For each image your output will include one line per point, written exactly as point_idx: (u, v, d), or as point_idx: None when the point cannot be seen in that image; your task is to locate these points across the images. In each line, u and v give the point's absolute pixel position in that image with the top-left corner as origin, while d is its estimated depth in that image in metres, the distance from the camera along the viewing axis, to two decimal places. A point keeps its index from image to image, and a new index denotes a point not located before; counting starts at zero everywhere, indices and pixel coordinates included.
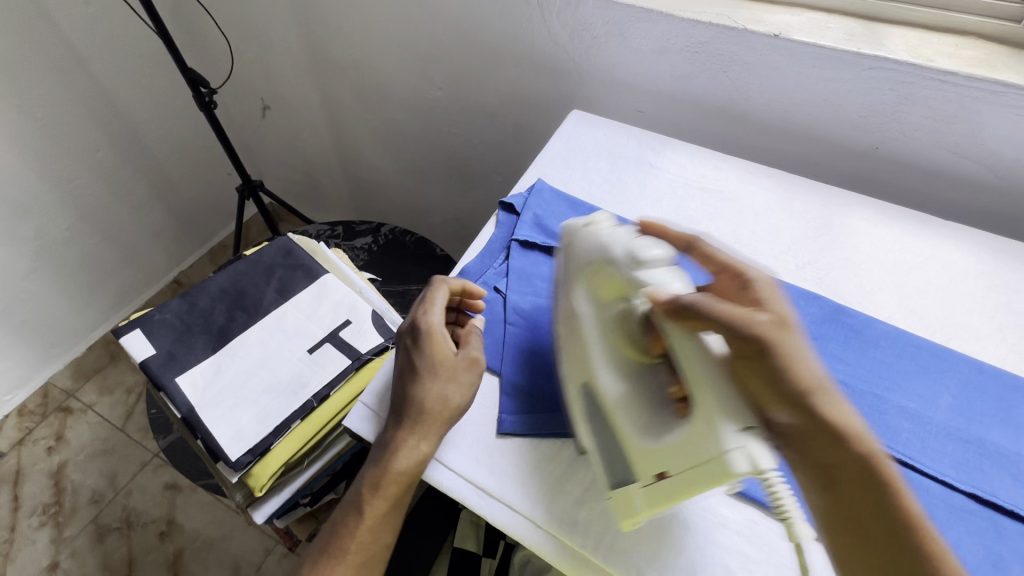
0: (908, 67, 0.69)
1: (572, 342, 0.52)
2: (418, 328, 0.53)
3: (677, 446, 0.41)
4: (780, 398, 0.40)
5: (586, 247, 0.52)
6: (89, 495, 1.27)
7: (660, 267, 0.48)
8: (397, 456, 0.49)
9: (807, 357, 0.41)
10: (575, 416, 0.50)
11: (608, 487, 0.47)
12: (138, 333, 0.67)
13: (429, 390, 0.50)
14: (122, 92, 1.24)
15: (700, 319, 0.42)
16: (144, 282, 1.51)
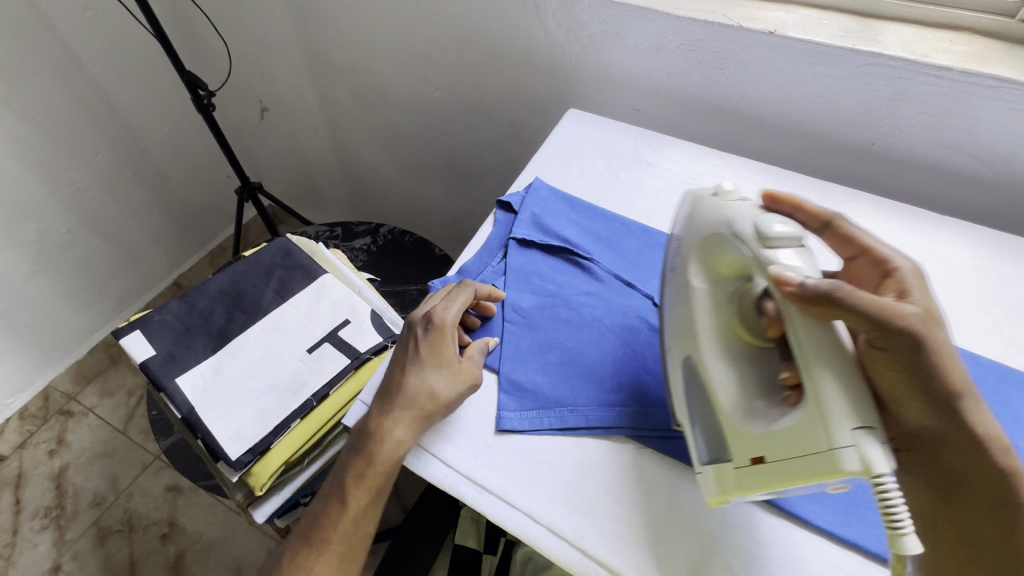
0: (903, 63, 0.69)
1: (679, 315, 0.52)
2: (431, 318, 0.55)
3: (781, 435, 0.41)
4: (914, 392, 0.42)
5: (710, 220, 0.51)
6: (90, 498, 1.27)
7: (790, 245, 0.45)
8: (379, 445, 0.49)
9: (953, 356, 0.42)
10: (674, 389, 0.51)
11: (698, 461, 0.48)
12: (137, 334, 0.67)
13: (416, 379, 0.52)
14: (120, 96, 1.24)
15: (834, 309, 0.40)
16: (144, 285, 1.52)
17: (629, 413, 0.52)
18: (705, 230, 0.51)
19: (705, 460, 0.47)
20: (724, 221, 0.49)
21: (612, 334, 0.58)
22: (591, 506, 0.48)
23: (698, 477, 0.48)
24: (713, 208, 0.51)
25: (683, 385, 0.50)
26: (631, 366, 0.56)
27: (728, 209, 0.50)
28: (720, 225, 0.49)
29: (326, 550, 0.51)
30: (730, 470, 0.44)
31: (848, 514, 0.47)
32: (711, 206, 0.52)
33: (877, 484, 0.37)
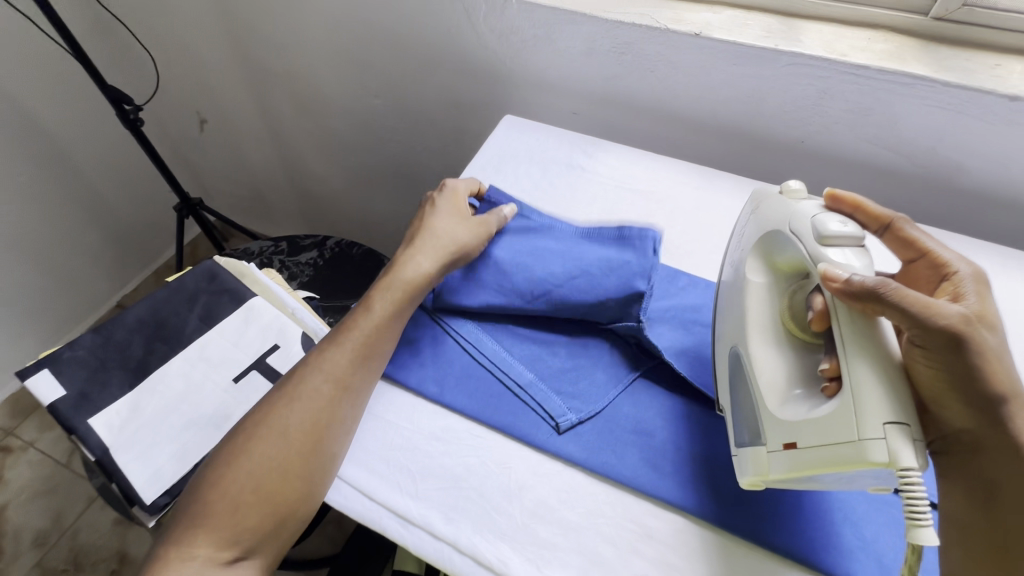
0: (822, 62, 0.70)
1: (734, 308, 0.53)
2: (446, 185, 0.65)
3: (814, 423, 0.41)
4: (962, 395, 0.42)
5: (773, 216, 0.52)
6: (32, 538, 1.21)
7: (848, 243, 0.46)
8: (401, 270, 0.57)
9: (1000, 360, 0.42)
10: (721, 381, 0.53)
11: (735, 446, 0.48)
12: (45, 374, 0.61)
13: (430, 223, 0.61)
14: (43, 112, 1.17)
15: (880, 307, 0.41)
16: (83, 309, 1.44)
17: (557, 440, 0.51)
18: (766, 227, 0.53)
19: (745, 443, 0.47)
20: (786, 216, 0.50)
21: (537, 349, 0.57)
22: (514, 530, 0.47)
23: (733, 461, 0.48)
24: (776, 208, 0.53)
25: (729, 376, 0.51)
26: (561, 385, 0.54)
27: (791, 210, 0.51)
28: (780, 221, 0.51)
29: (351, 347, 0.53)
30: (764, 455, 0.44)
31: (776, 519, 0.47)
32: (775, 205, 0.53)
33: (902, 477, 0.37)
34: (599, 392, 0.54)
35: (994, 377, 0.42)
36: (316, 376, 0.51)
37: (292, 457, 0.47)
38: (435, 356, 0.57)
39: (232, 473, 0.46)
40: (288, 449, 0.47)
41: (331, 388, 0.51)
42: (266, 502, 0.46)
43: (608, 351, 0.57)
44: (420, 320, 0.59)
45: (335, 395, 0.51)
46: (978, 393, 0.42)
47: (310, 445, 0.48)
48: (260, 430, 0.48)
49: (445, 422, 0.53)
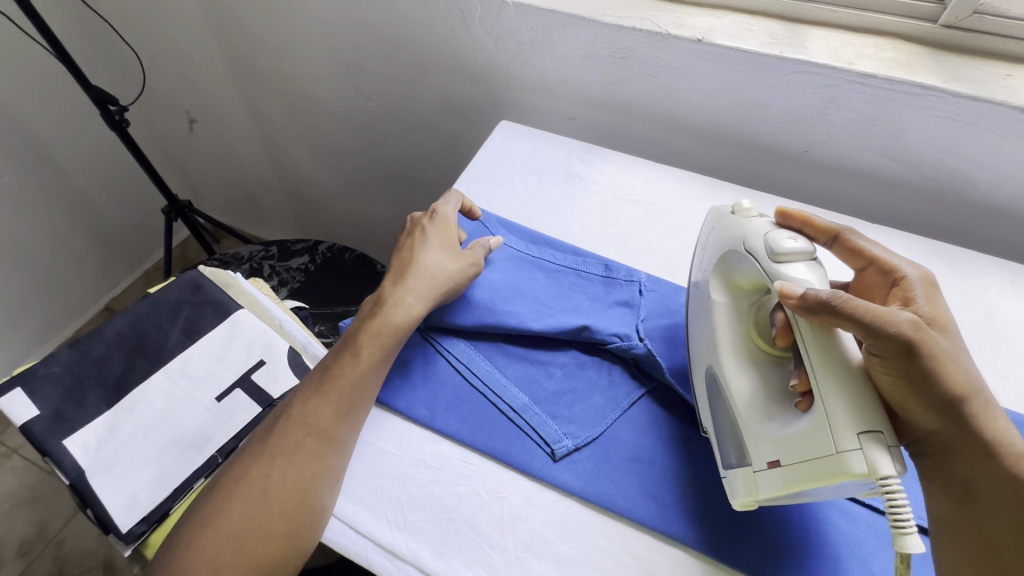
0: (828, 70, 0.67)
1: (703, 329, 0.52)
2: (435, 211, 0.61)
3: (794, 438, 0.40)
4: (919, 402, 0.40)
5: (728, 235, 0.51)
6: (17, 547, 1.18)
7: (801, 257, 0.44)
8: (390, 309, 0.54)
9: (956, 361, 0.41)
10: (699, 399, 0.51)
11: (723, 466, 0.46)
12: (18, 393, 0.59)
13: (418, 256, 0.57)
14: (25, 113, 1.13)
15: (835, 318, 0.39)
16: (69, 313, 1.41)
17: (552, 468, 0.49)
18: (724, 248, 0.52)
19: (733, 463, 0.45)
20: (741, 235, 0.49)
21: (531, 369, 0.55)
22: (507, 567, 0.44)
23: (725, 482, 0.46)
24: (731, 227, 0.51)
25: (707, 396, 0.49)
26: (558, 408, 0.52)
27: (744, 228, 0.50)
28: (736, 240, 0.50)
29: (335, 396, 0.50)
30: (752, 475, 0.43)
31: (779, 554, 0.45)
32: (729, 225, 0.52)
33: (884, 487, 0.36)
34: (596, 416, 0.52)
35: (949, 381, 0.40)
36: (299, 427, 0.49)
37: (273, 518, 0.45)
38: (426, 378, 0.54)
39: (211, 534, 0.45)
40: (269, 510, 0.45)
41: (314, 441, 0.48)
42: (246, 567, 0.44)
43: (606, 372, 0.55)
44: (411, 340, 0.57)
45: (318, 450, 0.48)
46: (936, 398, 0.40)
47: (293, 505, 0.45)
48: (239, 491, 0.46)
49: (435, 448, 0.50)
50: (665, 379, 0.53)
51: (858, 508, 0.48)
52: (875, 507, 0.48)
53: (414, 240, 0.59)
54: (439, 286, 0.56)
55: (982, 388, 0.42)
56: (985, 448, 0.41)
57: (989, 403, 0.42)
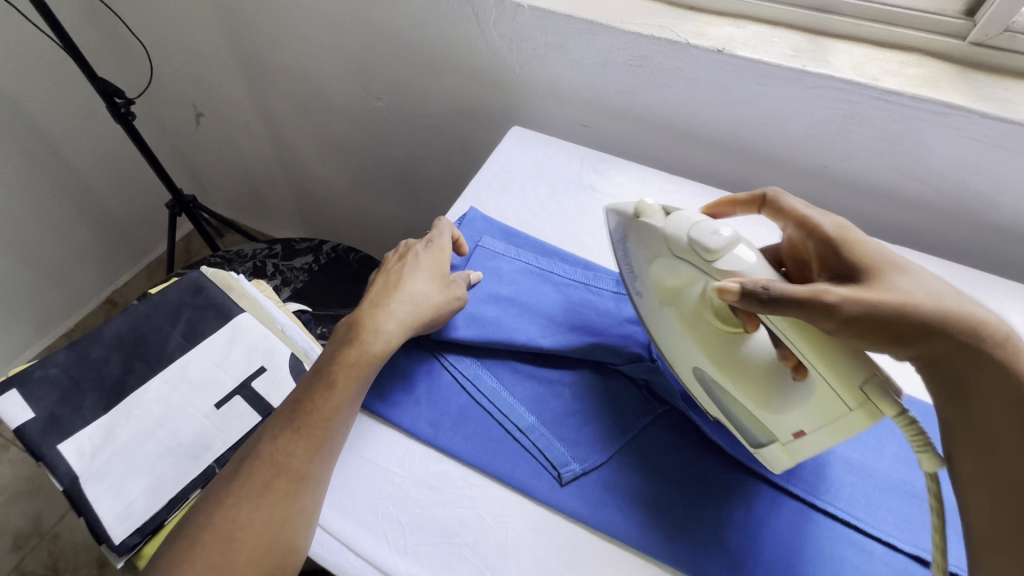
0: (854, 87, 0.66)
1: (668, 335, 0.50)
2: (432, 240, 0.59)
3: (808, 407, 0.42)
4: (863, 329, 0.39)
5: (647, 240, 0.50)
6: (12, 540, 1.17)
7: (729, 243, 0.45)
8: (371, 338, 0.51)
9: (897, 287, 0.41)
10: (697, 397, 0.50)
11: (751, 446, 0.48)
12: (13, 394, 0.58)
13: (404, 283, 0.54)
14: (32, 101, 1.12)
15: (779, 310, 0.39)
16: (70, 304, 1.40)
17: (558, 492, 0.47)
18: (645, 250, 0.50)
19: (760, 442, 0.47)
20: (660, 235, 0.48)
21: (539, 388, 0.53)
22: None
23: (756, 456, 0.48)
24: (642, 229, 0.50)
25: (705, 394, 0.49)
26: (566, 430, 0.51)
27: (660, 229, 0.48)
28: (656, 239, 0.49)
29: (307, 432, 0.46)
30: (785, 446, 0.45)
31: None
32: (638, 227, 0.50)
33: (899, 417, 0.37)
34: (605, 439, 0.50)
35: (882, 299, 0.39)
36: (266, 468, 0.44)
37: (240, 569, 0.41)
38: (431, 393, 0.53)
39: None
40: (233, 562, 0.41)
41: (283, 483, 0.44)
42: None
43: (617, 392, 0.53)
44: (416, 351, 0.55)
45: (288, 492, 0.43)
46: (879, 319, 0.39)
47: (261, 554, 0.41)
48: (200, 542, 0.42)
49: (438, 468, 0.49)
50: (677, 403, 0.52)
51: (874, 543, 0.46)
52: (892, 544, 0.45)
53: (404, 264, 0.57)
54: (422, 316, 0.53)
55: (928, 297, 0.40)
56: (960, 346, 0.39)
57: (947, 306, 0.40)
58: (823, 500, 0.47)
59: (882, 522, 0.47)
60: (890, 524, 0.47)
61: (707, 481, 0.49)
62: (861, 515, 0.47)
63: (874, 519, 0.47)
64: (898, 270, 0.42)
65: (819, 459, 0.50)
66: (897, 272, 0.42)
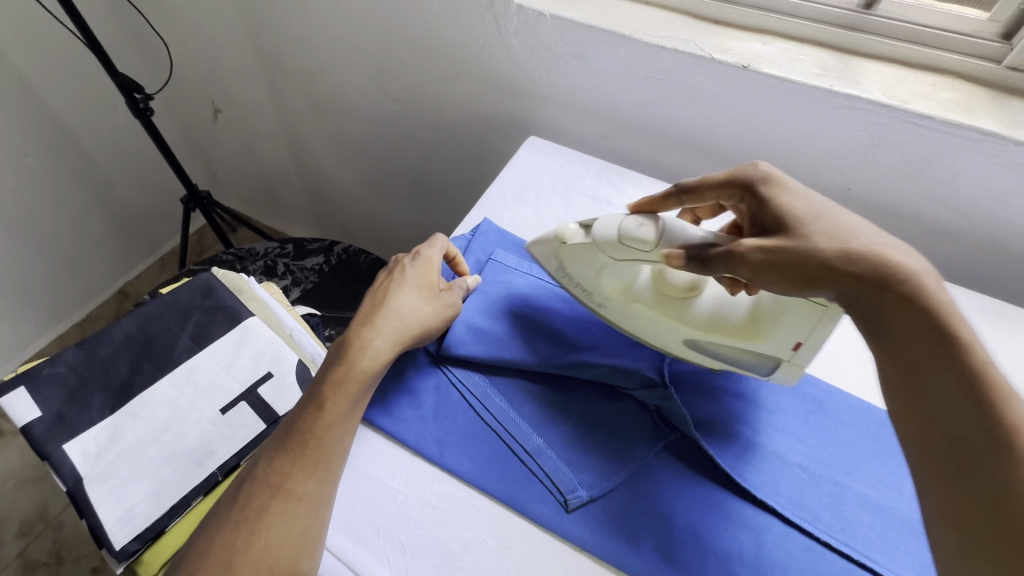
0: (882, 109, 0.64)
1: (650, 326, 0.54)
2: (418, 252, 0.57)
3: (794, 322, 0.48)
4: (772, 273, 0.43)
5: (584, 254, 0.54)
6: (17, 527, 1.17)
7: (655, 231, 0.49)
8: (359, 355, 0.50)
9: (806, 230, 0.43)
10: (697, 361, 0.55)
11: (765, 373, 0.53)
12: (21, 392, 0.58)
13: (390, 298, 0.53)
14: (53, 92, 1.13)
15: (710, 267, 0.45)
16: (84, 293, 1.42)
17: (564, 519, 0.46)
18: (586, 263, 0.54)
19: (767, 368, 0.53)
20: (592, 246, 0.52)
21: (548, 409, 0.52)
22: None
23: (770, 379, 0.54)
24: (574, 248, 0.54)
25: (704, 355, 0.54)
26: (574, 453, 0.49)
27: (591, 244, 0.52)
28: (591, 252, 0.53)
29: (300, 453, 0.45)
30: (791, 362, 0.51)
31: None
32: (570, 249, 0.54)
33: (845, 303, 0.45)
34: (613, 465, 0.49)
35: (784, 245, 0.43)
36: (263, 490, 0.44)
37: None
38: (438, 410, 0.52)
39: None
40: None
41: (280, 504, 0.43)
42: None
43: (627, 418, 0.52)
44: (424, 367, 0.55)
45: (285, 513, 0.43)
46: (786, 264, 0.42)
47: None
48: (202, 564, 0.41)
49: (442, 487, 0.48)
50: (690, 432, 0.50)
51: None
52: None
53: (391, 279, 0.55)
54: (410, 331, 0.52)
55: (833, 237, 0.42)
56: (866, 284, 0.40)
57: (851, 244, 0.41)
58: (837, 538, 0.46)
59: (898, 565, 0.45)
60: (907, 568, 0.45)
61: (718, 513, 0.47)
62: (877, 557, 0.45)
63: (890, 561, 0.45)
64: (808, 210, 0.45)
65: (835, 494, 0.48)
66: (805, 211, 0.45)
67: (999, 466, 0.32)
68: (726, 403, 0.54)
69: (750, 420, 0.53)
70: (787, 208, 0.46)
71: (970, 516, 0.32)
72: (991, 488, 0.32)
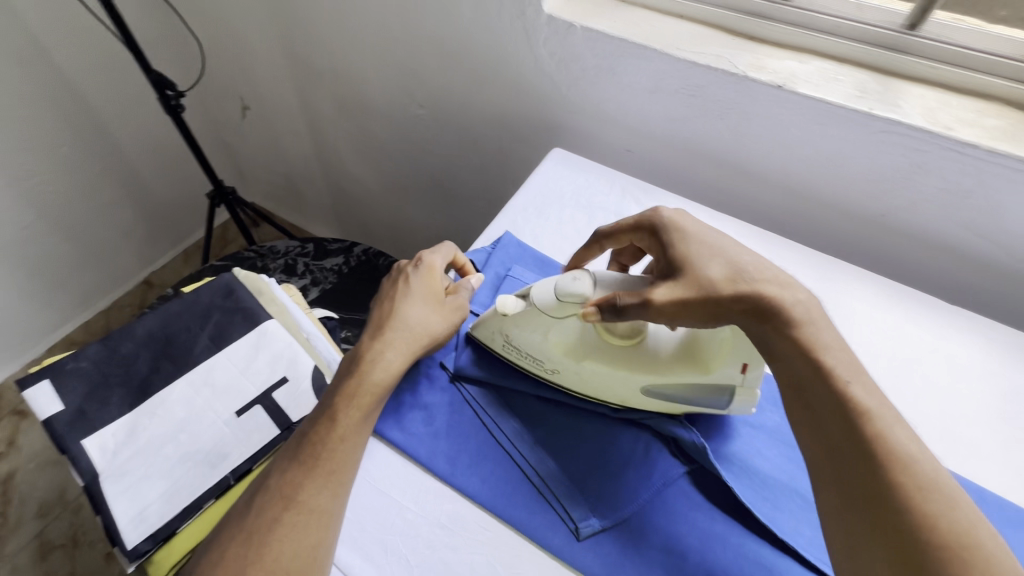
0: (923, 134, 0.61)
1: (603, 381, 0.50)
2: (421, 259, 0.57)
3: (726, 352, 0.47)
4: (685, 316, 0.44)
5: (522, 323, 0.50)
6: (35, 508, 1.19)
7: (588, 282, 0.47)
8: (372, 368, 0.50)
9: (704, 270, 0.44)
10: (660, 408, 0.51)
11: (725, 405, 0.50)
12: (45, 384, 0.59)
13: (399, 309, 0.53)
14: (88, 85, 1.15)
15: (628, 317, 0.44)
16: (110, 282, 1.45)
17: (574, 548, 0.45)
18: (530, 327, 0.50)
19: (723, 401, 0.50)
20: (536, 312, 0.49)
21: (562, 433, 0.51)
22: None
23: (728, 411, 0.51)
24: (517, 317, 0.50)
25: (662, 402, 0.50)
26: (587, 480, 0.48)
27: (531, 310, 0.49)
28: (534, 317, 0.49)
29: (313, 466, 0.45)
30: (744, 388, 0.48)
31: None
32: (511, 319, 0.51)
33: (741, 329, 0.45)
34: (628, 494, 0.48)
35: (685, 286, 0.44)
36: (276, 500, 0.44)
37: None
38: (451, 427, 0.52)
39: None
40: None
41: (294, 516, 0.43)
42: None
43: (644, 445, 0.51)
44: (438, 381, 0.55)
45: (297, 524, 0.42)
46: (694, 306, 0.43)
47: None
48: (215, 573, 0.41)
49: (452, 507, 0.47)
50: (708, 464, 0.49)
51: None
52: None
53: (397, 290, 0.55)
54: (419, 342, 0.52)
55: (729, 276, 0.44)
56: (754, 315, 0.42)
57: (745, 278, 0.43)
58: None
59: None
60: None
61: (735, 552, 0.45)
62: None
63: None
64: (702, 248, 0.46)
65: None
66: (698, 249, 0.46)
67: (873, 476, 0.36)
68: (745, 435, 0.52)
69: (772, 456, 0.51)
70: (685, 248, 0.47)
71: (855, 523, 0.36)
72: (870, 495, 0.36)
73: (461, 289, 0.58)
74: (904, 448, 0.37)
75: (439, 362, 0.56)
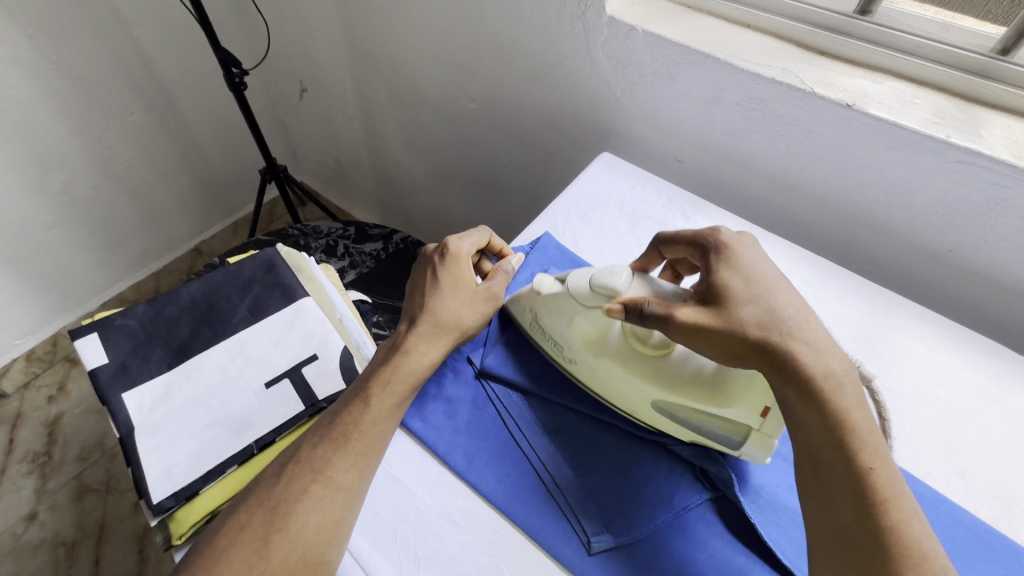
0: (1006, 168, 0.56)
1: (613, 385, 0.50)
2: (449, 246, 0.56)
3: (744, 393, 0.44)
4: (701, 342, 0.43)
5: (553, 305, 0.52)
6: (77, 451, 1.27)
7: (625, 277, 0.47)
8: (407, 355, 0.50)
9: (744, 305, 0.42)
10: (669, 430, 0.49)
11: (735, 446, 0.47)
12: (94, 337, 0.62)
13: (433, 298, 0.53)
14: (161, 58, 1.21)
15: (647, 324, 0.45)
16: (163, 246, 1.52)
17: (584, 562, 0.44)
18: (557, 313, 0.52)
19: (737, 441, 0.47)
20: (568, 297, 0.50)
21: (583, 445, 0.50)
22: None
23: (739, 454, 0.48)
24: (548, 298, 0.52)
25: (669, 423, 0.48)
26: (603, 495, 0.47)
27: (563, 294, 0.51)
28: (563, 302, 0.51)
29: (346, 445, 0.45)
30: (759, 432, 0.45)
31: None
32: (543, 299, 0.53)
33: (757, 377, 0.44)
34: (646, 514, 0.46)
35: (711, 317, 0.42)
36: (307, 473, 0.44)
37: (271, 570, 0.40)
38: (472, 422, 0.51)
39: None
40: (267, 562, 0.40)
41: (321, 490, 0.43)
42: None
43: (667, 469, 0.49)
44: (462, 375, 0.54)
45: (324, 498, 0.43)
46: (715, 337, 0.42)
47: (295, 561, 0.41)
48: (238, 543, 0.41)
49: (463, 504, 0.47)
50: (732, 494, 0.47)
51: None
52: None
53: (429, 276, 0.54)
54: (452, 331, 0.52)
55: (762, 326, 0.41)
56: (781, 374, 0.40)
57: (778, 333, 0.41)
58: None
59: None
60: None
61: None
62: None
63: None
64: (748, 286, 0.44)
65: None
66: (743, 287, 0.44)
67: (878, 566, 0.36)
68: (777, 468, 0.50)
69: None
70: (730, 278, 0.44)
71: None
72: None
73: (496, 275, 0.57)
74: (917, 543, 0.36)
75: (466, 356, 0.56)
